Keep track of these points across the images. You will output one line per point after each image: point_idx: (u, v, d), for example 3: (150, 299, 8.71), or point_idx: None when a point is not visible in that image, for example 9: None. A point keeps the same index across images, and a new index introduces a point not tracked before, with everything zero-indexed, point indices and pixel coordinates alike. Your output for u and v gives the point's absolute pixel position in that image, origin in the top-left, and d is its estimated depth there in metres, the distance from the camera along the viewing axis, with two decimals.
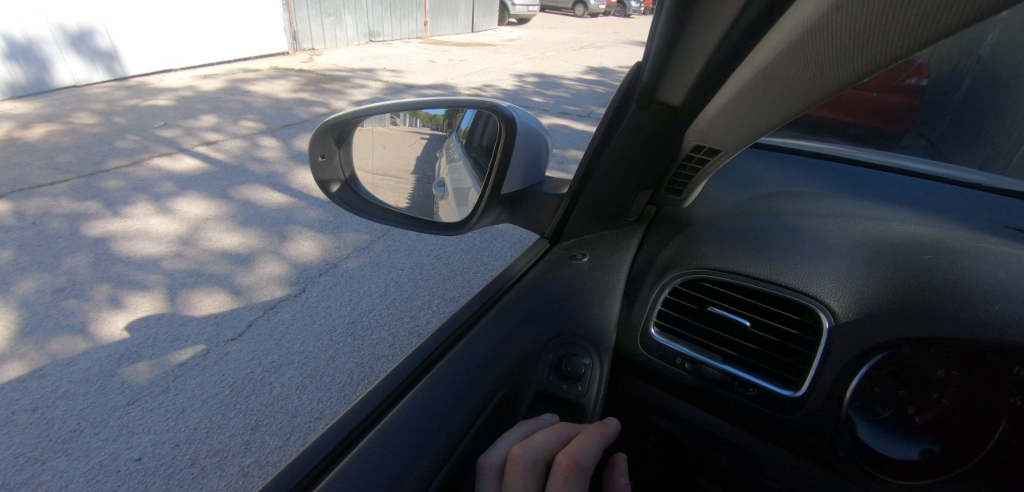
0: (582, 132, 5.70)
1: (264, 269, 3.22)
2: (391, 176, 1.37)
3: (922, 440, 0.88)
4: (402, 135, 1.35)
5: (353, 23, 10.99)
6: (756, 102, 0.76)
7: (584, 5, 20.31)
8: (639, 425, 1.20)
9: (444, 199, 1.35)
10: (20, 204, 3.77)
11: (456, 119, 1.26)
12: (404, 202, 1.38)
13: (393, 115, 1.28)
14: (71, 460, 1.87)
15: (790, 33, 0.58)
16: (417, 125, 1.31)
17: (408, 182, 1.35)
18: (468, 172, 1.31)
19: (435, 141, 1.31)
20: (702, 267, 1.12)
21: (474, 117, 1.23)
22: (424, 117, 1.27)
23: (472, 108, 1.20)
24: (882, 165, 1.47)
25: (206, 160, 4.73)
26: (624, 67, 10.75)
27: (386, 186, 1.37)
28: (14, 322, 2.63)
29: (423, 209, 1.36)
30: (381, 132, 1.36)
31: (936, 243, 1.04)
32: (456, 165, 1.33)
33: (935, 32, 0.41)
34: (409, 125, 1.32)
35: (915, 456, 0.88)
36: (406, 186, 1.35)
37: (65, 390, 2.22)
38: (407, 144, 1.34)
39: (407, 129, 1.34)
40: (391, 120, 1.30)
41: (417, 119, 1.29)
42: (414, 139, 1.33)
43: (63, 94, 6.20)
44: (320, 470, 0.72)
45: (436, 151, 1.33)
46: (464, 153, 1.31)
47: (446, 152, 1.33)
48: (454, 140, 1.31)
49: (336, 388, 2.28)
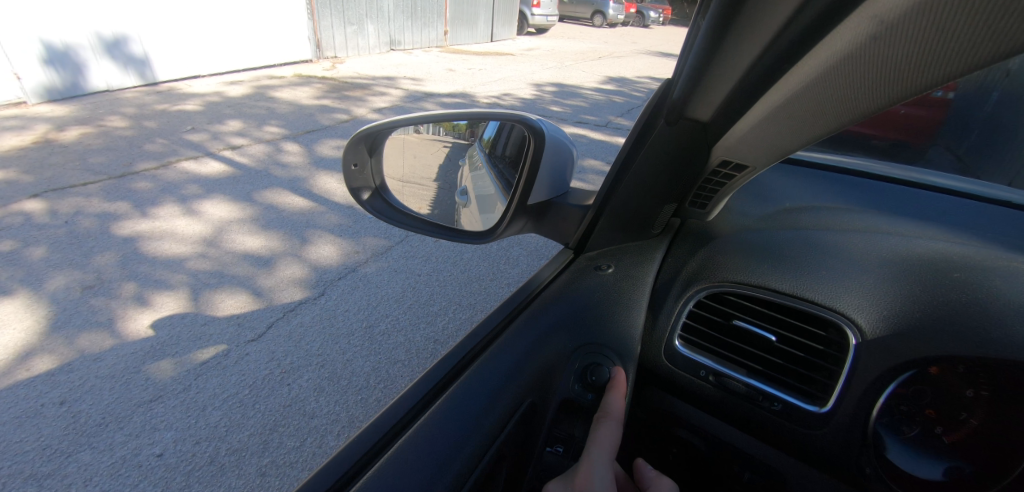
0: (600, 142, 5.71)
1: (285, 271, 3.29)
2: (414, 183, 1.41)
3: (950, 459, 0.86)
4: (424, 144, 1.39)
5: (374, 32, 11.22)
6: (790, 119, 0.76)
7: (602, 15, 20.35)
8: (662, 437, 1.20)
9: (466, 207, 1.36)
10: (55, 204, 3.93)
11: (479, 129, 1.29)
12: (426, 209, 1.39)
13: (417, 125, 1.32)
14: (96, 453, 1.94)
15: (822, 61, 0.59)
16: (441, 133, 1.34)
17: (431, 189, 1.40)
18: (491, 181, 1.35)
19: (457, 149, 1.35)
20: (727, 280, 1.13)
21: (497, 128, 1.26)
22: (448, 126, 1.30)
23: (496, 119, 1.22)
24: (911, 180, 1.45)
25: (230, 164, 4.87)
26: (642, 78, 10.75)
27: (409, 192, 1.40)
28: (45, 317, 2.73)
29: (445, 216, 1.38)
30: (406, 140, 1.40)
31: (967, 262, 1.02)
32: (479, 173, 1.38)
33: (969, 65, 0.43)
34: (433, 134, 1.35)
35: (939, 475, 0.86)
36: (427, 193, 1.39)
37: (92, 385, 2.30)
38: (430, 152, 1.39)
39: (432, 138, 1.38)
40: (415, 129, 1.34)
41: (441, 128, 1.32)
42: (438, 147, 1.38)
43: (96, 98, 6.45)
44: (351, 476, 0.76)
45: (459, 159, 1.37)
46: (486, 161, 1.36)
47: (468, 160, 1.37)
48: (477, 148, 1.35)
49: (353, 392, 2.32)
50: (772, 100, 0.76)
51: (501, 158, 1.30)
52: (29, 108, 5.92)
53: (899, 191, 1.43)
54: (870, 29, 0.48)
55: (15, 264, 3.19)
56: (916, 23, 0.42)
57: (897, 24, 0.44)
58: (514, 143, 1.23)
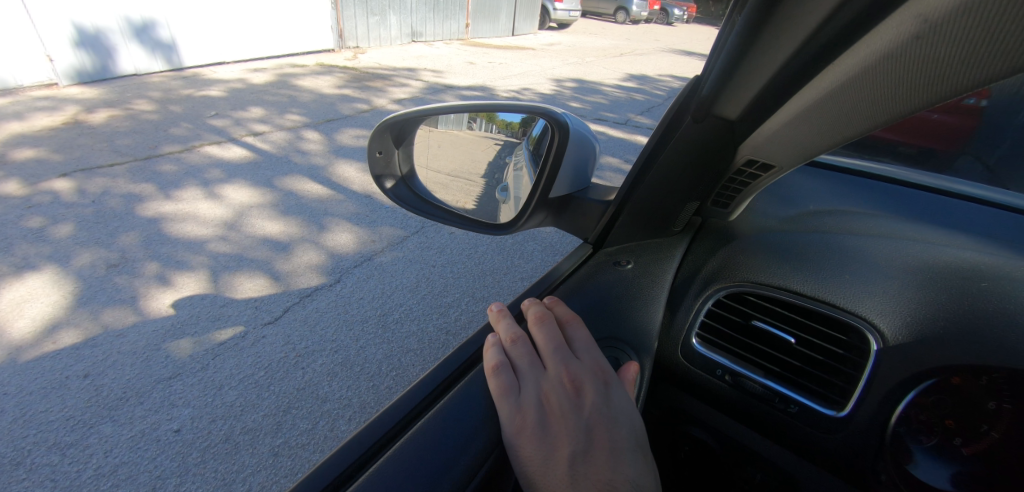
0: (619, 140, 5.68)
1: (302, 257, 3.35)
2: (462, 178, 1.41)
3: (957, 466, 0.85)
4: (476, 141, 1.32)
5: (396, 24, 11.26)
6: (825, 120, 0.76)
7: (626, 12, 20.13)
8: (676, 435, 1.25)
9: (506, 203, 1.30)
10: (83, 183, 4.06)
11: (530, 127, 1.19)
12: (471, 204, 1.38)
13: (471, 118, 1.29)
14: (116, 426, 2.02)
15: (862, 60, 0.58)
16: (493, 131, 1.26)
17: (478, 185, 1.37)
18: (528, 180, 1.22)
19: (507, 148, 1.25)
20: (748, 280, 1.12)
21: (545, 127, 1.16)
22: (501, 123, 1.23)
23: (542, 119, 1.15)
24: (940, 189, 1.41)
25: (252, 150, 4.95)
26: (663, 76, 10.63)
27: (457, 187, 1.42)
28: (72, 293, 2.84)
29: (485, 211, 1.35)
30: (460, 135, 1.37)
31: (995, 272, 1.00)
32: (522, 173, 1.25)
33: (1003, 70, 0.43)
34: (484, 130, 1.29)
35: (945, 483, 0.85)
36: (475, 189, 1.38)
37: (114, 359, 2.37)
38: (482, 149, 1.30)
39: (483, 135, 1.30)
40: (467, 123, 1.32)
41: (494, 125, 1.25)
42: (487, 144, 1.29)
43: (123, 81, 6.61)
44: (360, 466, 0.73)
45: (507, 156, 1.27)
46: (530, 160, 1.22)
47: (514, 159, 1.26)
48: (524, 147, 1.22)
49: (365, 378, 2.36)
50: (805, 100, 0.75)
51: (542, 158, 1.17)
52: (60, 89, 6.08)
53: (929, 200, 1.38)
54: (912, 27, 0.47)
55: (43, 241, 3.30)
56: (961, 22, 0.41)
57: (939, 26, 0.43)
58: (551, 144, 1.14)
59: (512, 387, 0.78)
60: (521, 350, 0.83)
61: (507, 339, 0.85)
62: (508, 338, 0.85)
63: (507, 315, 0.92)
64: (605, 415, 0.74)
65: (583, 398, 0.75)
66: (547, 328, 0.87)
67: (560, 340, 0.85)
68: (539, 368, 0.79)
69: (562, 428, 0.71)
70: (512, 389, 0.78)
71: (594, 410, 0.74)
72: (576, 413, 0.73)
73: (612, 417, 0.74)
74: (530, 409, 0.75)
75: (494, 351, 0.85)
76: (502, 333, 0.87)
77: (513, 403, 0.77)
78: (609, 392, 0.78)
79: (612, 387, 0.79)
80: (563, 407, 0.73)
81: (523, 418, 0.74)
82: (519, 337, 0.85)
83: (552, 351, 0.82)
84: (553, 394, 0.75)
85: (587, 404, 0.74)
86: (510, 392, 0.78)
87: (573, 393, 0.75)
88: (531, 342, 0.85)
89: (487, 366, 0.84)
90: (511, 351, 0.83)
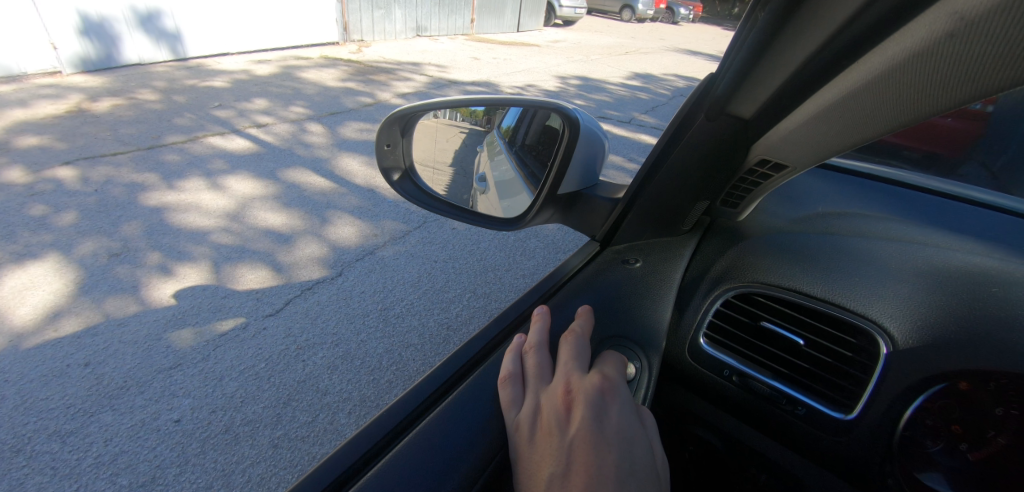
0: (623, 139, 5.65)
1: (304, 250, 3.33)
2: (431, 167, 1.45)
3: (957, 466, 0.85)
4: (441, 129, 1.40)
5: (402, 18, 11.22)
6: (841, 120, 0.75)
7: (631, 9, 19.96)
8: (681, 435, 1.25)
9: (485, 193, 1.44)
10: (86, 172, 4.05)
11: (496, 116, 1.33)
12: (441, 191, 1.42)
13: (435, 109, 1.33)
14: (116, 415, 2.02)
15: (889, 59, 0.57)
16: (457, 119, 1.35)
17: (446, 174, 1.42)
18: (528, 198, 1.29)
19: (474, 136, 1.37)
20: (758, 281, 1.12)
21: (519, 114, 1.25)
22: (466, 112, 1.34)
23: (518, 106, 1.21)
24: (949, 193, 1.40)
25: (255, 141, 4.93)
26: (668, 75, 10.58)
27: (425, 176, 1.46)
28: (74, 281, 2.84)
29: (457, 197, 1.39)
30: (426, 125, 1.41)
31: (1008, 277, 0.99)
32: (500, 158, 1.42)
33: None
34: (449, 119, 1.36)
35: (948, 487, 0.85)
36: (443, 178, 1.42)
37: (115, 349, 2.37)
38: (447, 137, 1.39)
39: (449, 123, 1.37)
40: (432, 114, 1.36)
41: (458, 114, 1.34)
42: (454, 133, 1.37)
43: (127, 70, 6.59)
44: (368, 460, 0.73)
45: (476, 145, 1.39)
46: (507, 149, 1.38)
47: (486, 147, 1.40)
48: (495, 136, 1.38)
49: (366, 372, 2.36)
50: (826, 98, 0.74)
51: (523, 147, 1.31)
52: (64, 77, 6.06)
53: (938, 203, 1.38)
54: (947, 25, 0.45)
55: (45, 229, 3.29)
56: (997, 19, 0.40)
57: (978, 23, 0.42)
58: (535, 131, 1.24)
59: (516, 400, 0.78)
60: (532, 362, 0.83)
61: (526, 351, 0.86)
62: (527, 351, 0.86)
63: (543, 320, 0.92)
64: (596, 434, 0.63)
65: (574, 414, 0.67)
66: (569, 343, 0.86)
67: (574, 358, 0.81)
68: (544, 382, 0.78)
69: (547, 446, 0.65)
70: (516, 402, 0.78)
71: (584, 426, 0.64)
72: (562, 430, 0.65)
73: (606, 437, 0.63)
74: (527, 422, 0.72)
75: (512, 358, 0.86)
76: (523, 342, 0.88)
77: (515, 416, 0.76)
78: (607, 411, 0.67)
79: (615, 406, 0.69)
80: (552, 424, 0.67)
81: (518, 433, 0.72)
82: (536, 348, 0.85)
83: (559, 367, 0.79)
84: (547, 409, 0.71)
85: (576, 420, 0.66)
86: (516, 404, 0.78)
87: (565, 408, 0.69)
88: (543, 356, 0.83)
89: (500, 376, 0.85)
90: (525, 364, 0.84)
